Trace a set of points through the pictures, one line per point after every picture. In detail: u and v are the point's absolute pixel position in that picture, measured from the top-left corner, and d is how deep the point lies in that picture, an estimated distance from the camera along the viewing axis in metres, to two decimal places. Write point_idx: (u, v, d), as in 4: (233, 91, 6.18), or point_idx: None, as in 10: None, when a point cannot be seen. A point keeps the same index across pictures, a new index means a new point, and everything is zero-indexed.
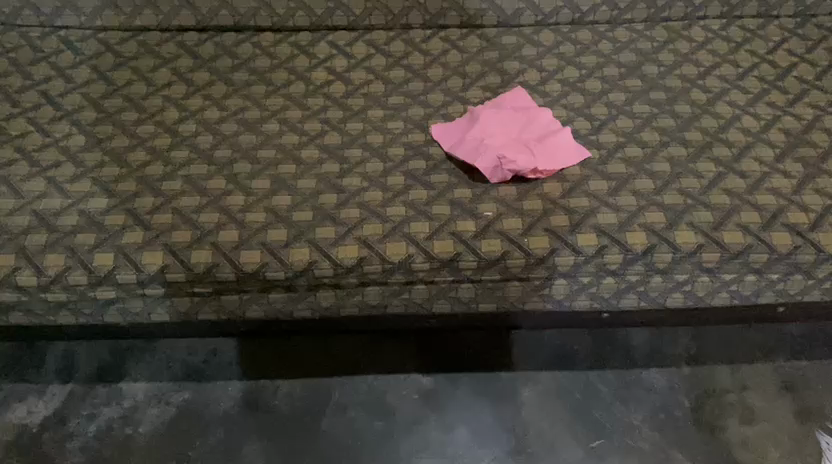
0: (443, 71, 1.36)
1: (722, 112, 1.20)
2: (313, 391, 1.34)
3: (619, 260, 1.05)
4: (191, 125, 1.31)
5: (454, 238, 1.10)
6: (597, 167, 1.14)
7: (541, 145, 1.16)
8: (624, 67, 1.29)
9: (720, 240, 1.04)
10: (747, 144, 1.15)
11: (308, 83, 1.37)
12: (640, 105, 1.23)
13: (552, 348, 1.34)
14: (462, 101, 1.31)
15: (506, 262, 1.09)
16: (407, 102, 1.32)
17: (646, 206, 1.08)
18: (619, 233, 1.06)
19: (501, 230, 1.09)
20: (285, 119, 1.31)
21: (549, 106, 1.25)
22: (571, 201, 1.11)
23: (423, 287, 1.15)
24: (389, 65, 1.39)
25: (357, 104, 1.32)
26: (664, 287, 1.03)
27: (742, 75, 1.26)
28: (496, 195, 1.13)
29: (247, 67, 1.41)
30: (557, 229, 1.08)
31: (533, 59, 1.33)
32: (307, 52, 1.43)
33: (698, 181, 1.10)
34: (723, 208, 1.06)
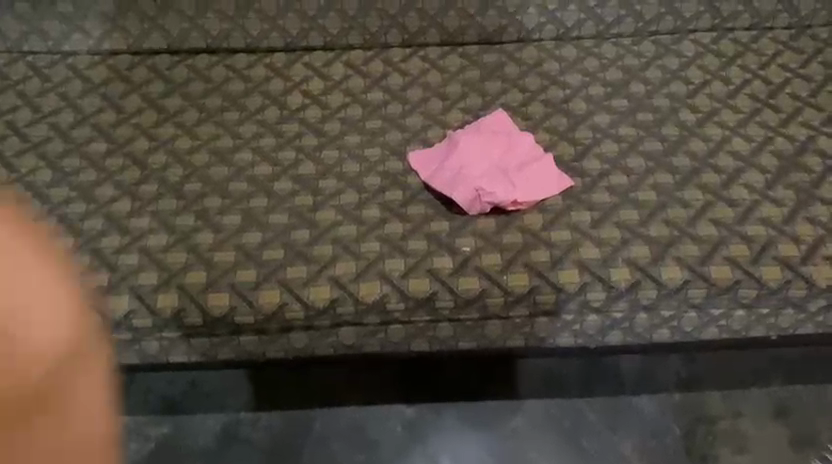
0: (422, 93, 1.29)
1: (713, 134, 1.19)
2: (291, 424, 1.32)
3: (604, 299, 1.04)
4: (161, 157, 1.20)
5: (429, 278, 1.04)
6: (580, 196, 1.12)
7: (521, 176, 1.12)
8: (610, 86, 1.27)
9: (709, 273, 1.03)
10: (738, 169, 1.14)
11: (283, 108, 1.28)
12: (625, 125, 1.21)
13: (538, 375, 1.29)
14: (443, 125, 1.24)
15: (485, 301, 1.04)
16: (385, 127, 1.25)
17: (630, 238, 1.06)
18: (602, 270, 1.04)
19: (479, 268, 1.04)
20: (258, 148, 1.21)
21: (531, 130, 1.22)
22: (554, 237, 1.07)
23: (400, 327, 1.06)
24: (367, 82, 1.31)
25: (334, 126, 1.25)
26: (647, 325, 1.07)
27: (734, 92, 1.25)
28: (476, 229, 1.09)
29: (221, 91, 1.30)
30: (538, 265, 1.04)
31: (516, 80, 1.29)
32: (281, 59, 1.34)
33: (686, 210, 1.09)
34: (711, 241, 1.06)
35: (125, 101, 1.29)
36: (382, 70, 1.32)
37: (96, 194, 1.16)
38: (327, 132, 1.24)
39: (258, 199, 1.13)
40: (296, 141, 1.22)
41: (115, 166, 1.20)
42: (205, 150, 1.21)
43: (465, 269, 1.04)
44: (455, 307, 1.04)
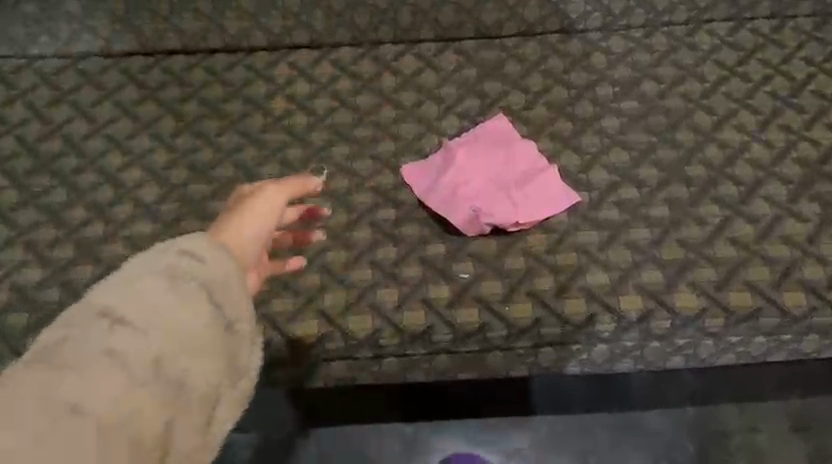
0: (415, 95, 1.19)
1: (730, 140, 1.10)
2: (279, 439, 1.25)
3: (614, 329, 0.96)
4: (135, 173, 1.12)
5: (425, 310, 0.96)
6: (586, 214, 1.03)
7: (523, 192, 1.04)
8: (619, 85, 1.17)
9: (726, 299, 0.96)
10: (758, 180, 1.05)
11: (266, 115, 1.18)
12: (636, 131, 1.12)
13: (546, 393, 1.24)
14: (437, 133, 1.15)
15: (485, 333, 0.96)
16: (375, 135, 1.15)
17: (642, 261, 0.99)
18: (611, 298, 0.96)
19: (478, 297, 0.97)
20: (239, 162, 1.13)
21: (534, 136, 1.12)
22: (558, 260, 0.99)
23: (394, 359, 0.98)
24: (355, 85, 1.21)
25: (322, 135, 1.16)
26: (660, 352, 1.00)
27: (754, 90, 1.16)
28: (475, 253, 1.01)
29: (199, 97, 1.20)
30: (541, 294, 0.97)
31: (516, 79, 1.19)
32: (264, 59, 1.24)
33: (701, 228, 1.01)
34: (728, 264, 0.98)
35: (97, 110, 1.19)
36: (372, 69, 1.22)
37: (66, 216, 1.08)
38: (314, 143, 1.15)
39: None
40: (281, 153, 1.14)
41: (86, 184, 1.11)
42: (182, 165, 1.13)
43: (463, 298, 0.97)
44: (453, 339, 0.96)
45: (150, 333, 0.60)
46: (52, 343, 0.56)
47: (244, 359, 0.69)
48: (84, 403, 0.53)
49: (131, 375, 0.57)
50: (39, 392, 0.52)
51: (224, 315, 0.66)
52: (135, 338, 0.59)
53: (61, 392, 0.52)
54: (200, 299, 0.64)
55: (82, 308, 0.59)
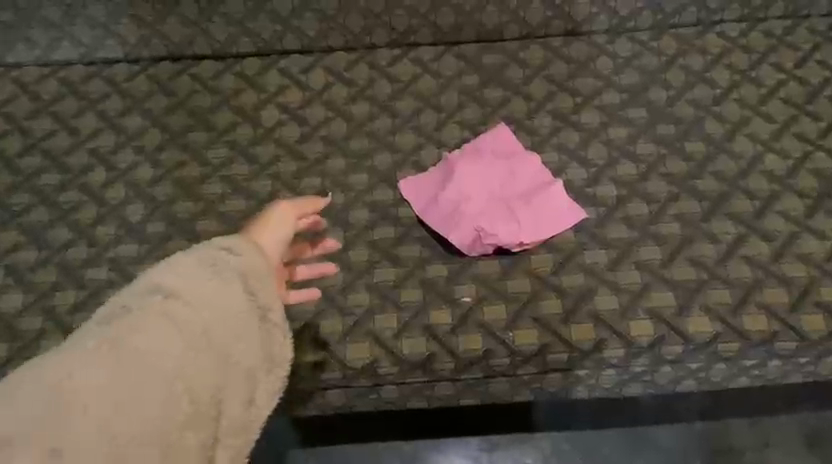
0: (413, 103, 1.14)
1: (743, 150, 1.05)
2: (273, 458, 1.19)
3: (623, 355, 0.91)
4: (120, 190, 1.07)
5: (425, 337, 0.92)
6: (594, 231, 0.99)
7: (527, 210, 1.00)
8: (626, 92, 1.12)
9: (741, 324, 0.91)
10: (773, 194, 1.01)
11: (257, 126, 1.13)
12: (644, 141, 1.07)
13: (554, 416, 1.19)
14: (437, 145, 1.10)
15: (489, 360, 0.91)
16: (372, 147, 1.10)
17: (652, 282, 0.94)
18: (621, 323, 0.92)
19: (481, 323, 0.92)
20: (229, 177, 1.07)
21: (538, 148, 1.07)
22: (564, 282, 0.95)
23: (393, 388, 0.93)
24: (350, 93, 1.16)
25: (315, 147, 1.10)
26: (672, 377, 0.95)
27: (767, 96, 1.11)
28: (477, 275, 0.96)
29: (186, 107, 1.15)
30: (548, 318, 0.92)
31: (518, 85, 1.14)
32: (255, 65, 1.18)
33: (715, 246, 0.96)
34: (743, 286, 0.93)
35: (79, 122, 1.14)
36: (367, 76, 1.17)
37: (48, 237, 1.03)
38: (307, 156, 1.09)
39: None
40: (273, 167, 1.08)
41: (68, 202, 1.06)
42: (168, 181, 1.07)
43: (465, 324, 0.93)
44: (456, 367, 0.91)
45: (202, 307, 0.73)
46: (121, 312, 0.69)
47: (273, 346, 0.79)
48: (159, 347, 0.67)
49: (191, 332, 0.70)
50: (123, 336, 0.66)
51: (257, 308, 0.78)
52: (192, 307, 0.73)
53: (135, 340, 0.66)
54: (236, 287, 0.76)
55: (142, 288, 0.73)
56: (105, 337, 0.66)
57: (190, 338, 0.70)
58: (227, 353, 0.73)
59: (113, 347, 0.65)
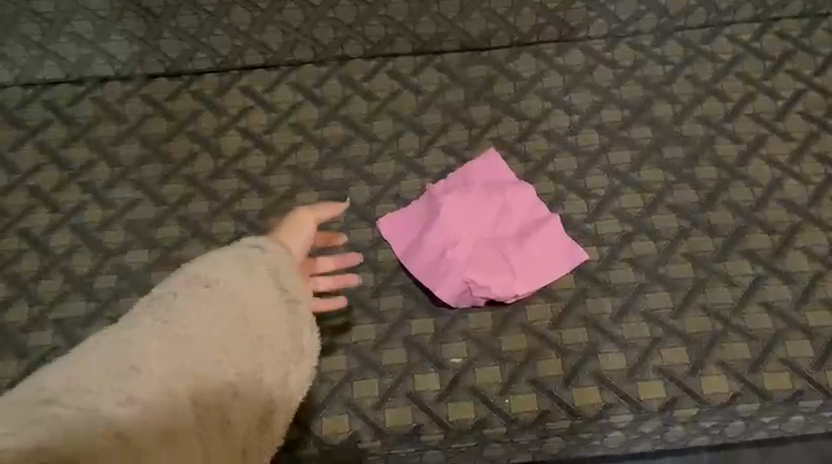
0: (392, 125, 1.01)
1: (759, 175, 0.95)
2: None
3: (630, 421, 0.82)
4: (66, 237, 0.96)
5: (411, 406, 0.84)
6: (597, 276, 0.89)
7: (521, 254, 0.90)
8: (629, 107, 1.00)
9: (760, 383, 0.83)
10: (793, 226, 0.91)
11: (217, 155, 1.01)
12: (649, 167, 0.96)
13: None
14: (419, 173, 0.98)
15: (483, 431, 0.82)
16: (346, 176, 0.98)
17: (665, 337, 0.85)
18: (627, 385, 0.83)
19: (473, 387, 0.84)
20: (187, 217, 0.96)
21: (532, 176, 0.96)
22: (565, 338, 0.86)
23: (377, 458, 0.82)
24: (321, 113, 1.03)
25: (283, 179, 0.98)
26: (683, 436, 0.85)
27: (784, 111, 0.99)
28: (466, 329, 0.87)
29: (137, 134, 1.02)
30: (546, 381, 0.84)
31: (509, 102, 1.02)
32: (212, 85, 1.05)
33: (731, 291, 0.87)
34: (763, 338, 0.85)
35: (16, 155, 1.01)
36: (340, 93, 1.04)
37: None
38: (274, 190, 0.98)
39: None
40: (236, 204, 0.97)
41: (7, 252, 0.95)
42: (119, 225, 0.96)
43: (455, 390, 0.84)
44: (446, 439, 0.82)
45: (234, 295, 0.66)
46: (154, 302, 0.63)
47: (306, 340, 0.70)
48: (196, 336, 0.61)
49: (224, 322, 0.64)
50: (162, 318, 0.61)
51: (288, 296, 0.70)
52: (222, 296, 0.65)
53: (172, 319, 0.61)
54: (265, 277, 0.69)
55: (172, 278, 0.66)
56: (141, 323, 0.60)
57: (224, 328, 0.63)
58: (266, 346, 0.66)
59: (155, 329, 0.59)
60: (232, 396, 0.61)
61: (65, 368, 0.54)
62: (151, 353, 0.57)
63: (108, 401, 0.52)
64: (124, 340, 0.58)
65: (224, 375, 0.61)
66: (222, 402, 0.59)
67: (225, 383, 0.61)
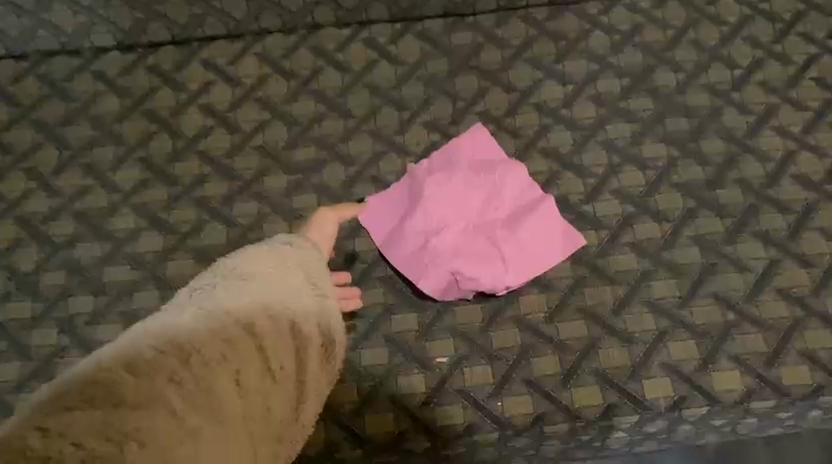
0: (369, 99, 0.92)
1: (771, 149, 0.87)
2: None
3: (635, 422, 0.75)
4: (8, 229, 0.86)
5: (393, 412, 0.76)
6: (595, 263, 0.81)
7: (513, 242, 0.82)
8: (627, 76, 0.92)
9: (777, 377, 0.75)
10: (809, 204, 0.83)
11: (176, 135, 0.91)
12: (651, 141, 0.88)
13: None
14: (399, 151, 0.89)
15: (473, 437, 0.74)
16: (320, 157, 0.89)
17: (672, 329, 0.78)
18: (631, 383, 0.76)
19: (462, 389, 0.76)
20: (144, 206, 0.87)
21: (523, 153, 0.88)
22: (562, 332, 0.78)
23: None
24: (291, 88, 0.93)
25: (250, 161, 0.89)
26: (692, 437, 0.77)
27: (797, 77, 0.91)
28: (453, 325, 0.79)
29: (87, 114, 0.93)
30: (542, 380, 0.76)
31: (496, 72, 0.93)
32: (170, 58, 0.96)
33: (743, 277, 0.80)
34: (780, 328, 0.77)
35: None
36: (311, 65, 0.95)
37: None
38: (239, 173, 0.89)
39: (146, 293, 0.82)
40: (198, 190, 0.88)
41: None
42: (68, 215, 0.87)
43: (442, 393, 0.76)
44: (434, 447, 0.74)
45: (270, 284, 0.58)
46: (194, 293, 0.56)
47: (334, 334, 0.62)
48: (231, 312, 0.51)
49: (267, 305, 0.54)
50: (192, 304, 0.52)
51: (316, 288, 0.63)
52: (262, 284, 0.58)
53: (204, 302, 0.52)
54: (298, 271, 0.63)
55: (207, 274, 0.60)
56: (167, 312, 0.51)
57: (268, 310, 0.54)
58: (303, 334, 0.56)
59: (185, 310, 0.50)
60: (275, 381, 0.51)
61: (104, 346, 0.45)
62: (196, 329, 0.47)
63: (159, 379, 0.42)
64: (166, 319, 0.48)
65: (273, 357, 0.51)
66: (268, 388, 0.49)
67: (272, 367, 0.50)
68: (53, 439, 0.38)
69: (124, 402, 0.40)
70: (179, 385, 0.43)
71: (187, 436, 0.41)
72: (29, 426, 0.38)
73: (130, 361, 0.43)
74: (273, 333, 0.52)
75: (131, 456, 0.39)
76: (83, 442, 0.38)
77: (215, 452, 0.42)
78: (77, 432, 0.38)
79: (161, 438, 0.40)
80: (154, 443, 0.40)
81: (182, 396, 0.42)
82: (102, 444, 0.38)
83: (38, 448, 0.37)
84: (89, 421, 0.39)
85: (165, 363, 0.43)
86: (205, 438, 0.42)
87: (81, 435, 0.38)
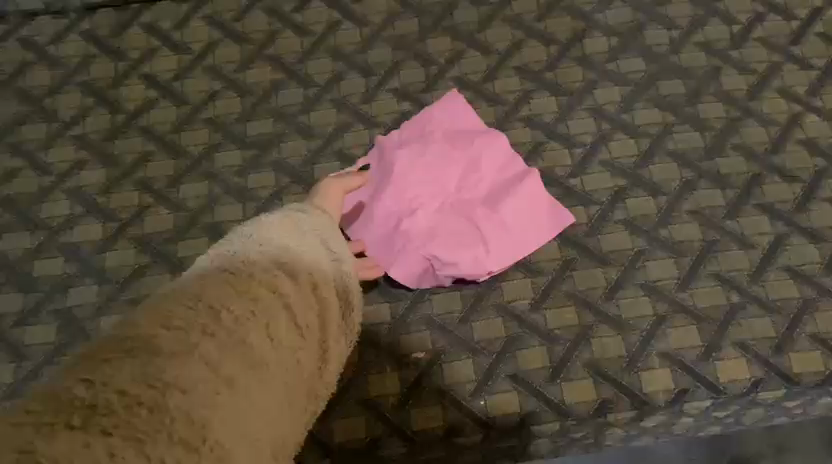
0: (332, 64, 0.83)
1: (774, 112, 0.79)
2: None
3: (632, 418, 0.67)
4: None
5: (364, 414, 0.68)
6: (585, 242, 0.73)
7: (495, 220, 0.73)
8: (616, 34, 0.83)
9: (785, 365, 0.68)
10: (818, 172, 0.76)
11: (116, 108, 0.81)
12: (643, 105, 0.79)
13: None
14: (367, 122, 0.80)
15: (452, 440, 0.67)
16: (278, 130, 0.80)
17: (671, 313, 0.71)
18: (627, 375, 0.69)
19: (440, 387, 0.69)
20: (80, 188, 0.78)
21: (504, 122, 0.79)
22: (551, 321, 0.71)
23: None
24: (245, 53, 0.84)
25: (198, 136, 0.80)
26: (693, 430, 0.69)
27: (802, 32, 0.82)
28: (430, 315, 0.71)
29: (14, 87, 0.83)
30: (530, 374, 0.69)
31: (472, 32, 0.84)
32: (106, 22, 0.85)
33: (747, 255, 0.72)
34: (788, 311, 0.70)
35: None
36: (266, 27, 0.85)
37: None
38: (188, 150, 0.79)
39: (83, 288, 0.73)
40: (140, 169, 0.78)
41: None
42: None
43: (418, 392, 0.69)
44: (410, 452, 0.67)
45: (293, 245, 0.50)
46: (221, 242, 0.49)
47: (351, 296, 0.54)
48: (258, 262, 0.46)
49: (288, 263, 0.47)
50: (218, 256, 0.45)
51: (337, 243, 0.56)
52: (290, 236, 0.51)
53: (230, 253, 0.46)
54: (315, 238, 0.53)
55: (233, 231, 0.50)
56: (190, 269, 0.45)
57: (295, 266, 0.48)
58: (327, 295, 0.49)
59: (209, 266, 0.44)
60: (308, 336, 0.46)
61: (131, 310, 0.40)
62: (223, 279, 0.42)
63: (192, 332, 0.38)
64: (188, 277, 0.43)
65: (303, 313, 0.45)
66: (301, 341, 0.45)
67: (303, 322, 0.45)
68: (98, 390, 0.34)
69: (160, 352, 0.37)
70: (215, 337, 0.39)
71: (222, 384, 0.38)
72: (71, 380, 0.34)
73: (160, 317, 0.38)
74: (301, 289, 0.46)
75: (174, 402, 0.35)
76: (127, 390, 0.34)
77: (249, 403, 0.39)
78: (119, 381, 0.35)
79: (199, 386, 0.37)
80: (195, 392, 0.36)
81: (218, 347, 0.39)
82: (145, 390, 0.35)
83: (86, 397, 0.34)
84: (131, 371, 0.35)
85: (198, 317, 0.39)
86: (240, 387, 0.39)
87: (123, 383, 0.34)
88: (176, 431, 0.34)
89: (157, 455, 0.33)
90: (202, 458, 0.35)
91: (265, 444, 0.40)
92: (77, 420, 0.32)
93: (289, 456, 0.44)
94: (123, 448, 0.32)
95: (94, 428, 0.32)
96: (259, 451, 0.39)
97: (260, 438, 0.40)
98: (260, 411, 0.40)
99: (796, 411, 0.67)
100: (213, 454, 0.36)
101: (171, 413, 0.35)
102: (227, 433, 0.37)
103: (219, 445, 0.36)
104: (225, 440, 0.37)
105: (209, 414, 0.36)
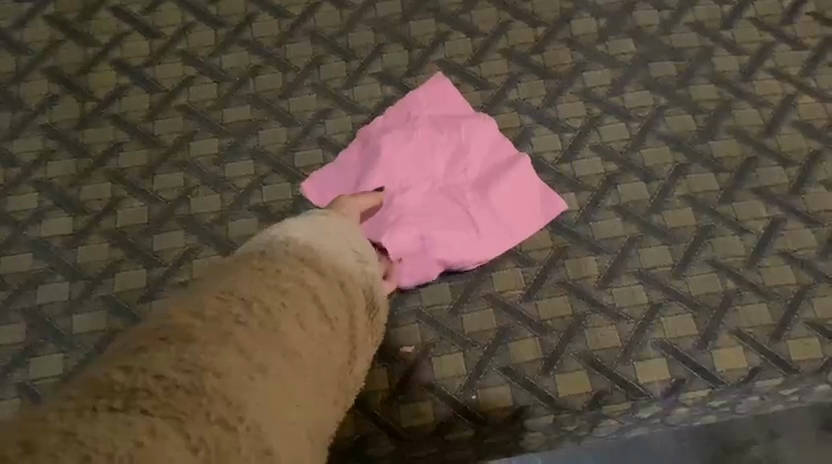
0: (311, 48, 0.79)
1: (767, 94, 0.77)
2: None
3: (628, 410, 0.65)
4: None
5: (352, 412, 0.65)
6: (577, 229, 0.71)
7: (486, 205, 0.71)
8: (604, 15, 0.80)
9: (784, 353, 0.66)
10: (812, 155, 0.74)
11: (85, 96, 0.78)
12: (633, 87, 0.77)
13: None
14: (349, 108, 0.77)
15: (444, 436, 0.64)
16: (256, 118, 0.76)
17: (666, 301, 0.69)
18: (623, 367, 0.66)
19: (430, 383, 0.66)
20: (48, 180, 0.74)
21: (493, 106, 0.77)
22: (544, 311, 0.68)
23: None
24: (219, 37, 0.80)
25: (173, 124, 0.76)
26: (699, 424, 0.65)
27: (794, 11, 0.80)
28: (421, 308, 0.69)
29: None
30: (523, 367, 0.67)
31: (457, 13, 0.81)
32: (73, 6, 0.82)
33: (743, 241, 0.71)
34: (785, 297, 0.68)
35: None
36: (242, 10, 0.81)
37: None
38: (161, 139, 0.76)
39: (54, 285, 0.70)
40: (112, 160, 0.75)
41: None
42: None
43: (408, 388, 0.66)
44: (400, 450, 0.64)
45: (323, 242, 0.47)
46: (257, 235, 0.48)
47: (380, 299, 0.51)
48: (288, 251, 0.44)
49: (317, 258, 0.45)
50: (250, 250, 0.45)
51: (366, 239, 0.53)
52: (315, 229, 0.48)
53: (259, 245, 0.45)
54: (341, 235, 0.49)
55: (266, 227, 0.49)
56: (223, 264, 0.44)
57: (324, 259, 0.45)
58: (354, 291, 0.46)
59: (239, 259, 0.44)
60: (338, 329, 0.44)
61: (167, 306, 0.40)
62: (253, 272, 0.42)
63: (225, 321, 0.38)
64: (219, 272, 0.43)
65: (332, 305, 0.43)
66: (331, 332, 0.43)
67: (335, 313, 0.43)
68: (137, 374, 0.34)
69: (195, 340, 0.36)
70: (247, 327, 0.38)
71: (256, 369, 0.37)
72: (111, 367, 0.35)
73: (193, 309, 0.38)
74: (331, 282, 0.44)
75: (210, 385, 0.35)
76: (165, 374, 0.34)
77: (284, 388, 0.38)
78: (158, 366, 0.35)
79: (234, 370, 0.36)
80: (231, 376, 0.36)
81: (251, 335, 0.38)
82: (181, 375, 0.34)
83: (126, 382, 0.34)
84: (167, 358, 0.35)
85: (230, 307, 0.39)
86: (274, 374, 0.38)
87: (162, 368, 0.34)
88: (214, 411, 0.34)
89: (197, 433, 0.33)
90: (240, 437, 0.34)
91: (303, 430, 0.39)
92: (119, 402, 0.33)
93: (328, 444, 0.43)
94: (164, 426, 0.32)
95: (135, 409, 0.32)
96: (297, 436, 0.38)
97: (298, 425, 0.38)
98: (296, 398, 0.39)
99: (792, 399, 0.65)
100: (251, 435, 0.34)
101: (208, 395, 0.34)
102: (266, 416, 0.36)
103: (256, 425, 0.35)
104: (263, 423, 0.35)
105: (246, 397, 0.35)
